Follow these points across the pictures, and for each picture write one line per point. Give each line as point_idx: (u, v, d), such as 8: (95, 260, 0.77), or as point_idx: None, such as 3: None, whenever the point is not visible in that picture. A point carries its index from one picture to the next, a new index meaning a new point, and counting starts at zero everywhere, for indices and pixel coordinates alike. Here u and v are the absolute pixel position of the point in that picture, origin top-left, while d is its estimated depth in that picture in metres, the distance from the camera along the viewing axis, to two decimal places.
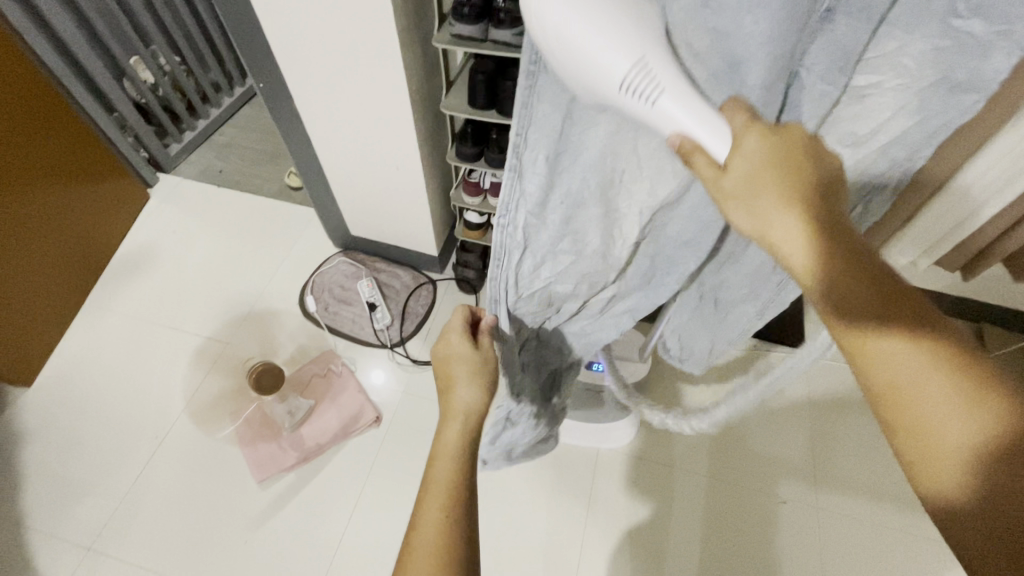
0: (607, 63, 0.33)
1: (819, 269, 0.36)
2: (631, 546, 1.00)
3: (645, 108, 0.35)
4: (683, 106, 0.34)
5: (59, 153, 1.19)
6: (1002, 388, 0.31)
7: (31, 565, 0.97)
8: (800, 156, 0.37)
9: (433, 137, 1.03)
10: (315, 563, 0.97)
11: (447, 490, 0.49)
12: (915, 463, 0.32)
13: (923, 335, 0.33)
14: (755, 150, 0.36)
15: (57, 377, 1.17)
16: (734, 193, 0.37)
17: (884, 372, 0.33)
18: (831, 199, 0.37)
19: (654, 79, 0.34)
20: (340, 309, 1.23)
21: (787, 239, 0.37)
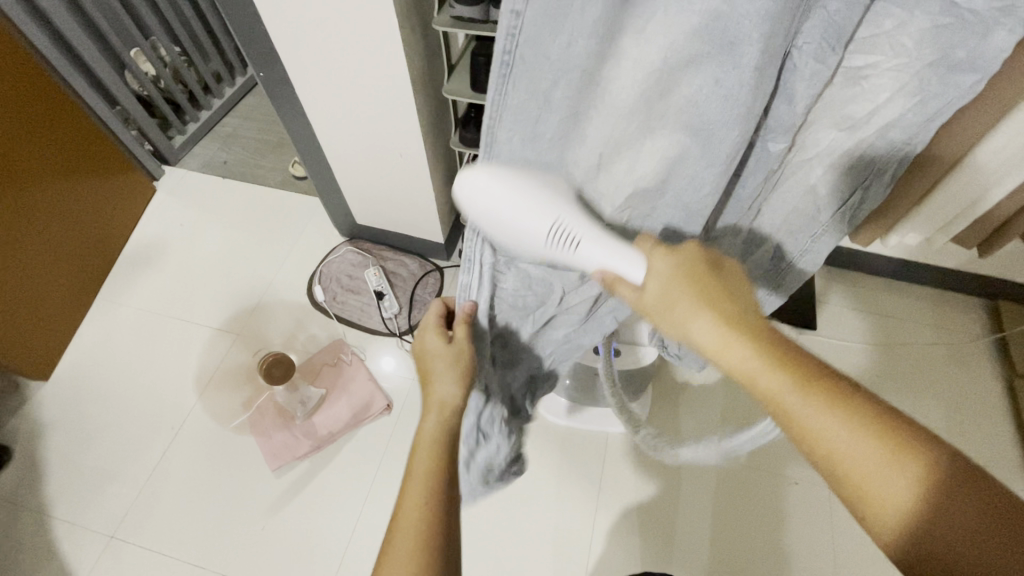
0: (533, 231, 0.42)
1: (744, 366, 0.40)
2: (642, 527, 1.00)
3: (571, 256, 0.44)
4: (600, 248, 0.44)
5: (64, 148, 1.19)
6: (911, 446, 0.35)
7: (58, 551, 0.99)
8: (703, 267, 0.43)
9: (434, 127, 1.02)
10: (332, 547, 0.99)
11: (427, 480, 0.47)
12: (864, 524, 0.36)
13: (836, 408, 0.37)
14: (664, 267, 0.43)
15: (74, 370, 1.19)
16: (655, 309, 0.44)
17: (815, 449, 0.37)
18: (741, 295, 0.42)
19: (571, 234, 0.43)
20: (348, 299, 1.24)
21: (708, 340, 0.41)
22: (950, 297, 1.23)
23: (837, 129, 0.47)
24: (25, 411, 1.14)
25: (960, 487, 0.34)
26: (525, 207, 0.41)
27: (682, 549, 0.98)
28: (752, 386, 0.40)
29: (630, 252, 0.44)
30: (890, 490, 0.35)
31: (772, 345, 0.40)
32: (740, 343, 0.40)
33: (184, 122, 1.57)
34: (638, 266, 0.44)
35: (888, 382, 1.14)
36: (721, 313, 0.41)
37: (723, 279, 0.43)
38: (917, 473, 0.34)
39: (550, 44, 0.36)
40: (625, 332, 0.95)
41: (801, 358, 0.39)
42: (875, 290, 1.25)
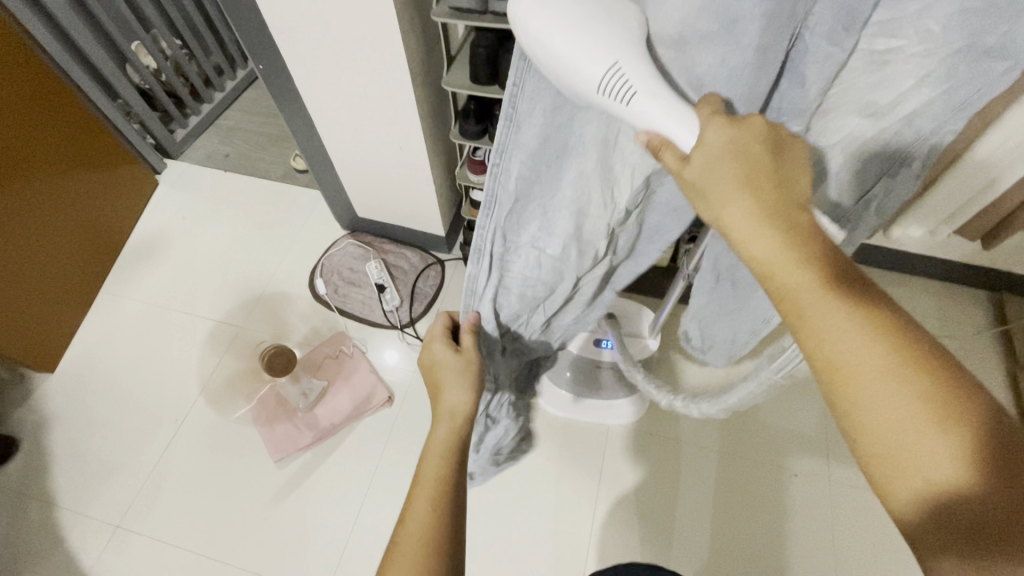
0: (586, 71, 0.36)
1: (766, 259, 0.37)
2: (642, 519, 1.01)
3: (621, 111, 0.37)
4: (658, 105, 0.37)
5: (66, 142, 1.19)
6: (952, 382, 0.32)
7: (64, 541, 1.01)
8: (761, 146, 0.38)
9: (434, 119, 1.01)
10: (335, 539, 1.00)
11: (435, 488, 0.51)
12: (879, 449, 0.33)
13: (879, 326, 0.34)
14: (722, 142, 0.38)
15: (78, 362, 1.20)
16: (695, 184, 0.39)
17: (845, 358, 0.34)
18: (789, 183, 0.38)
19: (627, 82, 0.36)
20: (349, 292, 1.24)
21: (741, 224, 0.38)
22: (953, 290, 1.22)
23: (860, 115, 0.46)
24: (32, 403, 1.15)
25: (973, 419, 0.31)
26: (580, 46, 0.35)
27: (681, 541, 0.99)
28: (770, 283, 0.37)
29: (684, 112, 0.38)
30: (893, 411, 0.32)
31: (804, 242, 0.37)
32: (768, 233, 0.37)
33: (186, 116, 1.58)
34: (691, 128, 0.38)
35: None
36: (765, 201, 0.37)
37: (779, 162, 0.38)
38: (926, 398, 0.32)
39: (570, 8, 0.35)
40: (626, 325, 0.96)
41: (835, 260, 0.36)
42: (877, 283, 1.25)
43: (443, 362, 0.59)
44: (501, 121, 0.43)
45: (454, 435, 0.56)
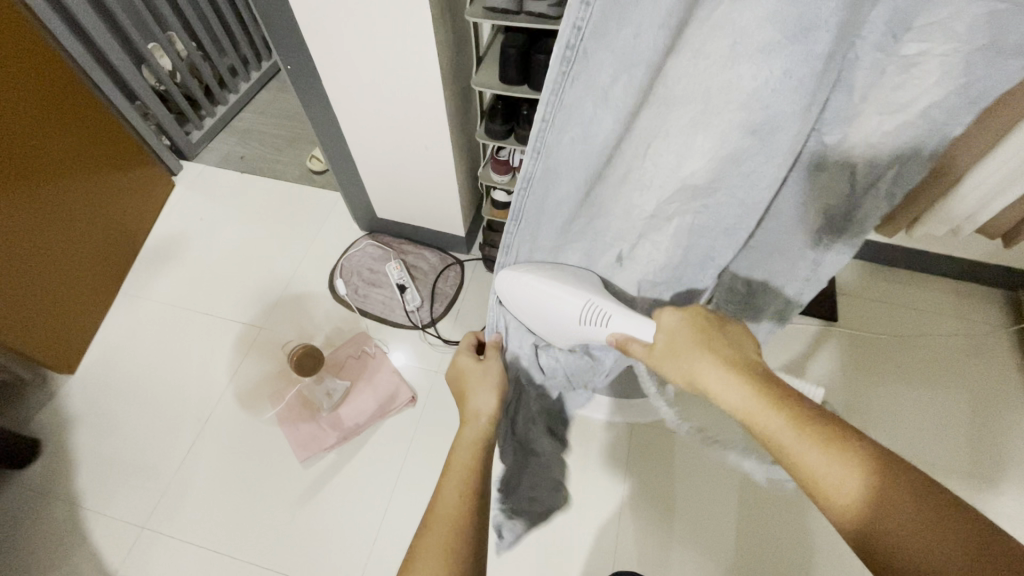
0: (564, 311, 0.55)
1: (746, 409, 0.43)
2: (665, 513, 1.02)
3: (600, 331, 0.56)
4: (624, 325, 0.55)
5: (82, 143, 1.19)
6: (887, 475, 0.37)
7: (88, 541, 1.01)
8: (705, 322, 0.50)
9: (460, 119, 1.02)
10: (360, 540, 0.99)
11: (466, 474, 0.53)
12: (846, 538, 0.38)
13: (823, 435, 0.39)
14: (672, 324, 0.51)
15: (98, 365, 1.20)
16: (663, 357, 0.51)
17: (801, 474, 0.40)
18: (742, 354, 0.47)
19: (600, 314, 0.55)
20: (370, 292, 1.24)
21: (712, 378, 0.46)
22: (968, 287, 1.23)
23: (881, 114, 0.46)
24: (54, 405, 1.15)
25: (941, 511, 0.35)
26: (560, 298, 0.55)
27: (705, 537, 0.99)
28: (755, 429, 0.43)
29: (639, 320, 0.55)
30: (867, 521, 0.36)
31: (774, 392, 0.43)
32: (733, 385, 0.44)
33: (201, 117, 1.57)
34: (646, 329, 0.54)
35: (906, 372, 1.14)
36: (720, 357, 0.46)
37: (726, 338, 0.48)
38: (913, 512, 0.35)
39: (617, 36, 0.35)
40: None
41: (802, 401, 0.42)
42: (892, 280, 1.25)
43: (472, 367, 0.62)
44: (528, 151, 0.42)
45: (482, 438, 0.56)
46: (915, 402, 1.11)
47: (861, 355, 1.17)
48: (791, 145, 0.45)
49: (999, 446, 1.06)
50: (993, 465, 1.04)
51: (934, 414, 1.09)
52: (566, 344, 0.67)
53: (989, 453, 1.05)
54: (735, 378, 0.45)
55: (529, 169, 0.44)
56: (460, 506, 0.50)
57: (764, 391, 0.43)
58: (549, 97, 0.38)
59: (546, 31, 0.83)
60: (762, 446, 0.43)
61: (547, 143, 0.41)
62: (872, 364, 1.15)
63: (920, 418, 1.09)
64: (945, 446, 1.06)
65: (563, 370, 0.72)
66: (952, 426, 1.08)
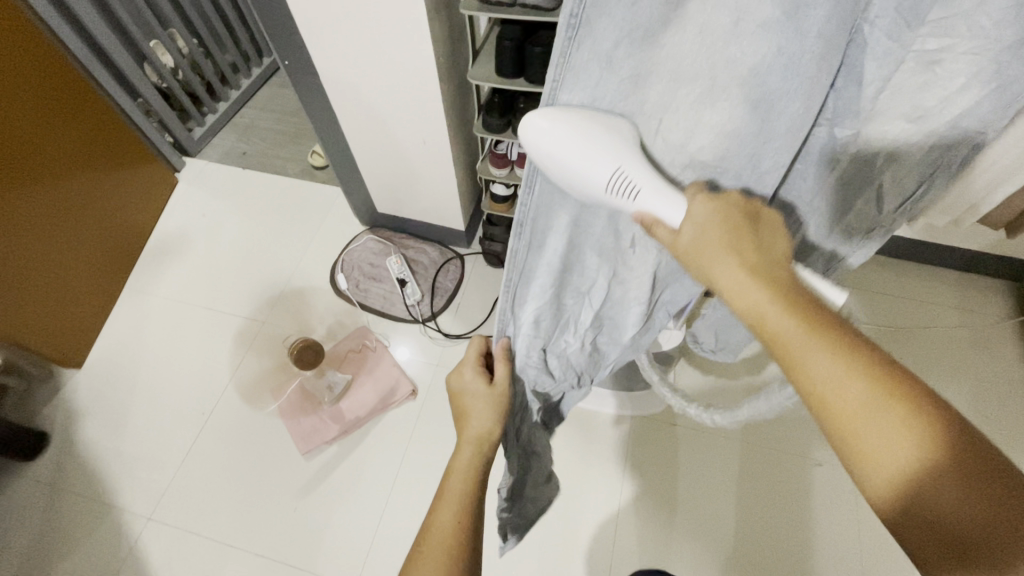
0: (593, 172, 0.39)
1: (759, 309, 0.39)
2: (663, 503, 1.02)
3: (627, 208, 0.41)
4: (659, 200, 0.41)
5: (85, 140, 1.20)
6: (913, 393, 0.34)
7: (95, 532, 1.02)
8: (740, 216, 0.42)
9: (457, 112, 1.02)
10: (363, 529, 1.01)
11: (458, 498, 0.56)
12: (849, 451, 0.35)
13: (844, 345, 0.36)
14: (701, 216, 0.41)
15: (104, 359, 1.22)
16: (688, 254, 0.42)
17: (813, 384, 0.36)
18: (764, 250, 0.41)
19: (632, 185, 0.40)
20: (371, 286, 1.25)
21: (726, 278, 0.40)
22: (971, 278, 1.22)
23: (905, 120, 0.44)
24: (62, 398, 1.17)
25: (959, 437, 0.32)
26: (590, 154, 0.38)
27: (705, 528, 0.99)
28: (764, 330, 0.38)
29: (673, 195, 0.41)
30: (884, 441, 0.33)
31: (791, 295, 0.38)
32: (754, 287, 0.39)
33: (203, 114, 1.58)
34: (675, 212, 0.41)
35: (907, 365, 1.14)
36: (741, 252, 0.40)
37: (758, 237, 0.41)
38: (909, 417, 0.33)
39: (615, 2, 0.33)
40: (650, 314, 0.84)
41: (816, 304, 0.38)
42: (894, 274, 1.25)
43: (472, 390, 0.61)
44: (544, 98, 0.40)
45: (477, 462, 0.58)
46: None
47: None
48: (791, 134, 0.42)
49: (1001, 438, 1.05)
50: None
51: None
52: (573, 343, 0.61)
53: (991, 442, 1.05)
54: (757, 283, 0.39)
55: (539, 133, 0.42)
56: (453, 530, 0.53)
57: (783, 296, 0.38)
58: (558, 59, 0.37)
59: (542, 24, 0.83)
60: (766, 349, 0.39)
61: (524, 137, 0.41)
62: None
63: None
64: None
65: (571, 369, 0.65)
66: None
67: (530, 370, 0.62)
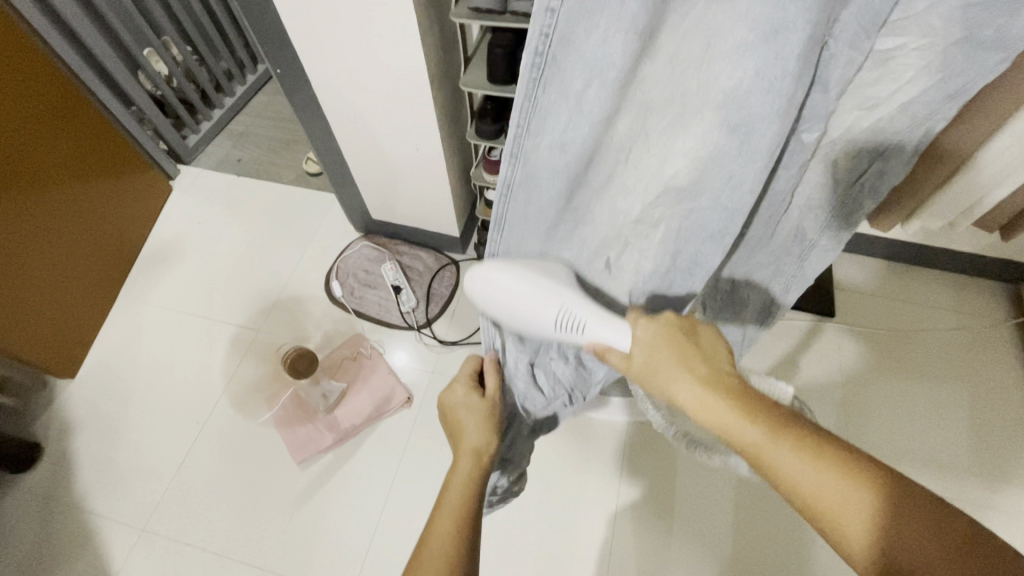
0: (539, 321, 0.48)
1: (725, 426, 0.41)
2: (661, 511, 1.02)
3: (577, 338, 0.49)
4: (605, 330, 0.48)
5: (78, 149, 1.19)
6: (879, 481, 0.38)
7: (90, 543, 1.02)
8: (680, 333, 0.46)
9: (450, 118, 1.02)
10: (359, 538, 1.00)
11: (458, 508, 0.54)
12: (831, 536, 0.38)
13: (810, 444, 0.39)
14: (646, 336, 0.47)
15: (99, 369, 1.21)
16: (642, 372, 0.47)
17: (788, 481, 0.39)
18: (716, 365, 0.45)
19: (576, 319, 0.48)
20: (366, 293, 1.25)
21: (691, 399, 0.43)
22: (967, 281, 1.22)
23: (860, 109, 0.45)
24: (55, 410, 1.16)
25: (928, 511, 0.36)
26: (533, 303, 0.47)
27: (704, 535, 0.99)
28: (733, 444, 0.41)
29: (615, 323, 0.48)
30: (861, 526, 0.37)
31: (747, 400, 0.42)
32: (717, 400, 0.42)
33: (197, 121, 1.58)
34: (622, 336, 0.48)
35: (905, 368, 1.13)
36: (698, 371, 0.44)
37: (699, 344, 0.46)
38: (876, 503, 0.37)
39: (585, 41, 0.35)
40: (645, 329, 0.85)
41: (768, 403, 0.41)
42: (892, 275, 1.24)
43: (465, 405, 0.62)
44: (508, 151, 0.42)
45: (473, 473, 0.58)
46: (912, 397, 1.10)
47: (859, 352, 1.15)
48: (772, 153, 0.41)
49: (999, 443, 1.04)
50: (994, 461, 1.03)
51: (931, 410, 1.09)
52: (559, 359, 0.64)
53: (989, 446, 1.04)
54: (719, 398, 0.42)
55: (508, 174, 0.44)
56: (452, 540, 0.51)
57: (748, 407, 0.41)
58: (524, 102, 0.39)
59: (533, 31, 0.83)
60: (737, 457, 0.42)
61: (469, 292, 0.50)
62: (868, 357, 1.15)
63: (920, 412, 1.08)
64: (945, 441, 1.05)
65: (560, 386, 0.66)
66: (950, 420, 1.07)
67: (518, 385, 0.64)
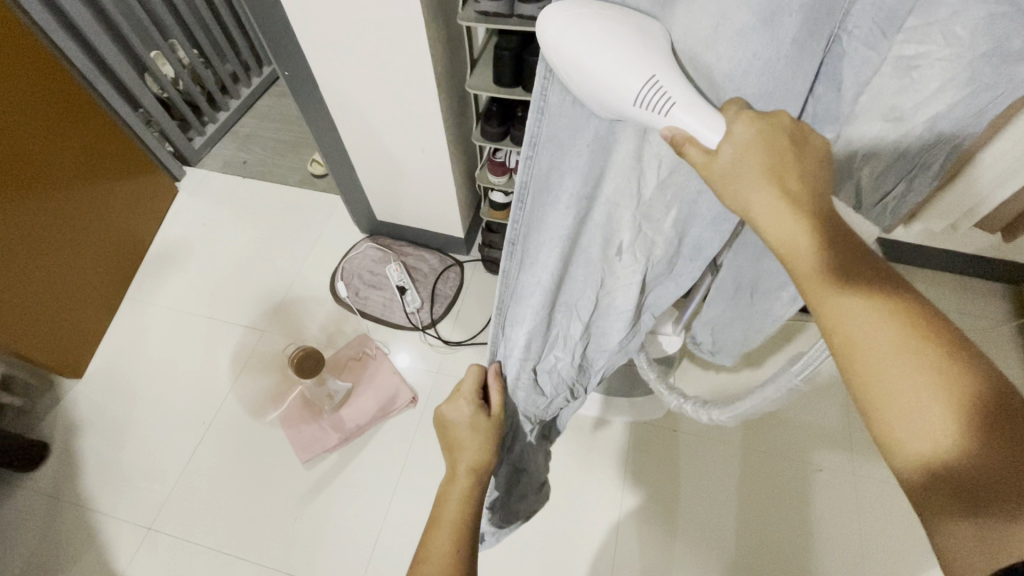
0: (619, 85, 0.33)
1: (793, 244, 0.35)
2: (665, 510, 1.02)
3: (658, 121, 0.34)
4: (694, 115, 0.34)
5: (85, 151, 1.20)
6: (958, 355, 0.32)
7: (95, 541, 1.02)
8: (785, 139, 0.35)
9: (455, 121, 1.03)
10: (364, 537, 1.01)
11: (454, 530, 0.57)
12: (874, 401, 0.33)
13: (882, 293, 0.34)
14: (744, 137, 0.35)
15: (105, 368, 1.22)
16: (722, 177, 0.36)
17: (841, 323, 0.34)
18: (811, 187, 0.36)
19: (665, 93, 0.33)
20: (370, 294, 1.25)
21: (768, 212, 0.36)
22: (968, 283, 1.23)
23: (883, 121, 0.43)
24: (62, 409, 1.17)
25: (1007, 404, 0.30)
26: (618, 58, 0.32)
27: (707, 534, 1.00)
28: (796, 271, 0.36)
29: (711, 112, 0.34)
30: (916, 392, 0.31)
31: (829, 231, 0.35)
32: (795, 222, 0.35)
33: (204, 123, 1.59)
34: (715, 126, 0.34)
35: None
36: (787, 189, 0.36)
37: (803, 158, 0.36)
38: (947, 376, 0.31)
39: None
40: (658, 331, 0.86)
41: (857, 249, 0.36)
42: None
43: (465, 424, 0.63)
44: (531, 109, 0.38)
45: (468, 495, 0.61)
46: None
47: None
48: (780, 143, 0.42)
49: None
50: None
51: None
52: (562, 358, 0.61)
53: None
54: (800, 219, 0.35)
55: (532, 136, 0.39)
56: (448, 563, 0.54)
57: (826, 236, 0.36)
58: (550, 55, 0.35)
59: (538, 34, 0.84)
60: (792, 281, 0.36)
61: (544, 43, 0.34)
62: None
63: None
64: None
65: (562, 384, 0.64)
66: None
67: (518, 391, 0.64)
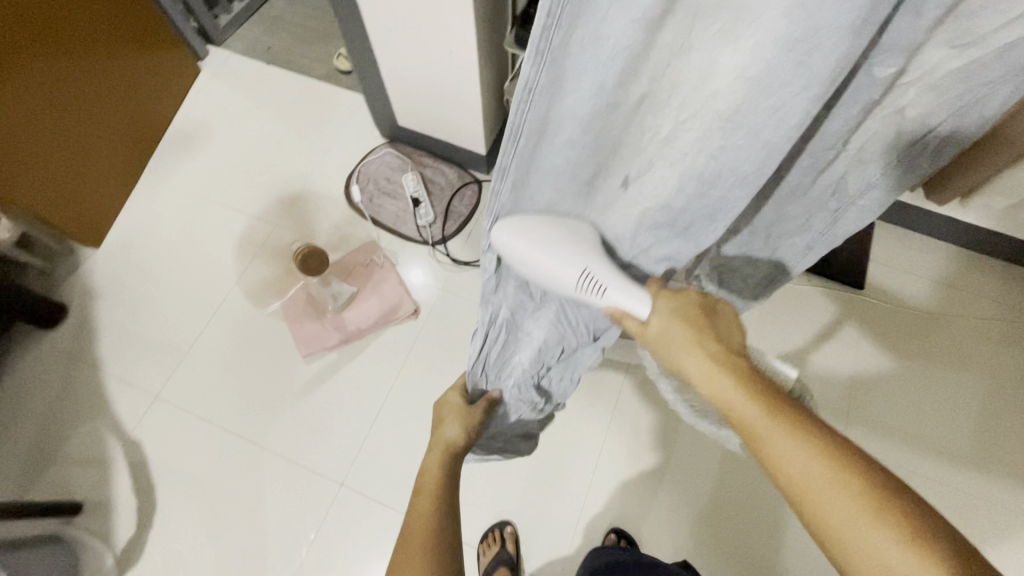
0: (563, 279, 0.49)
1: (727, 401, 0.44)
2: (646, 453, 1.03)
3: (597, 300, 0.51)
4: (622, 296, 0.51)
5: (107, 18, 1.15)
6: (875, 481, 0.39)
7: (108, 401, 1.09)
8: (696, 312, 0.49)
9: (490, 22, 0.94)
10: (354, 433, 1.05)
11: (433, 490, 0.59)
12: (843, 547, 0.38)
13: (807, 435, 0.41)
14: (665, 310, 0.50)
15: (122, 243, 1.24)
16: (655, 340, 0.51)
17: (786, 471, 0.40)
18: (726, 342, 0.48)
19: (598, 283, 0.50)
20: (385, 202, 1.23)
21: (701, 373, 0.46)
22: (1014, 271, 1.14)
23: (950, 45, 0.41)
24: (81, 277, 1.21)
25: (935, 530, 0.36)
26: (557, 266, 0.48)
27: (684, 480, 1.02)
28: (732, 416, 0.44)
29: (638, 293, 0.51)
30: (865, 530, 0.37)
31: (748, 378, 0.45)
32: (724, 379, 0.45)
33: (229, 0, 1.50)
34: (643, 305, 0.50)
35: (925, 354, 1.09)
36: (705, 345, 0.47)
37: (715, 326, 0.49)
38: (879, 513, 0.37)
39: None
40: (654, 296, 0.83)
41: (773, 390, 0.44)
42: (933, 254, 1.17)
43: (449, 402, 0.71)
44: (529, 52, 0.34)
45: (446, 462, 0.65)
46: (925, 381, 1.07)
47: (883, 331, 1.11)
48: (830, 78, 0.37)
49: (1002, 436, 1.03)
50: (993, 453, 1.01)
51: (942, 398, 1.06)
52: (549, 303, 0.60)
53: (991, 438, 1.03)
54: (726, 376, 0.45)
55: (529, 77, 0.35)
56: (426, 518, 0.55)
57: (749, 390, 0.44)
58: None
59: None
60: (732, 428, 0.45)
61: (496, 242, 0.48)
62: (891, 338, 1.10)
63: (933, 398, 1.06)
64: (947, 429, 1.03)
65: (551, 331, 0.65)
66: (958, 410, 1.05)
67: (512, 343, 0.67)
